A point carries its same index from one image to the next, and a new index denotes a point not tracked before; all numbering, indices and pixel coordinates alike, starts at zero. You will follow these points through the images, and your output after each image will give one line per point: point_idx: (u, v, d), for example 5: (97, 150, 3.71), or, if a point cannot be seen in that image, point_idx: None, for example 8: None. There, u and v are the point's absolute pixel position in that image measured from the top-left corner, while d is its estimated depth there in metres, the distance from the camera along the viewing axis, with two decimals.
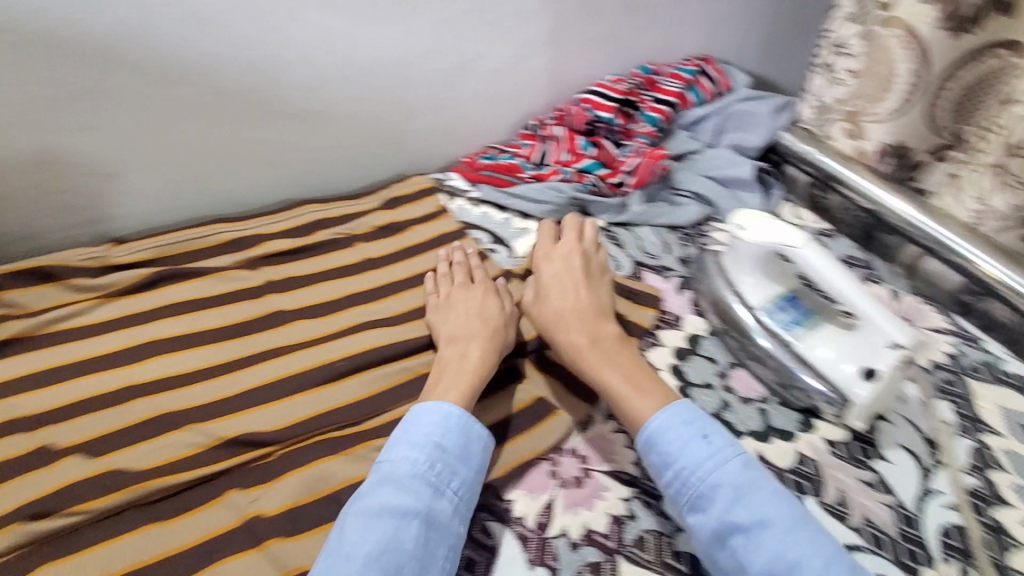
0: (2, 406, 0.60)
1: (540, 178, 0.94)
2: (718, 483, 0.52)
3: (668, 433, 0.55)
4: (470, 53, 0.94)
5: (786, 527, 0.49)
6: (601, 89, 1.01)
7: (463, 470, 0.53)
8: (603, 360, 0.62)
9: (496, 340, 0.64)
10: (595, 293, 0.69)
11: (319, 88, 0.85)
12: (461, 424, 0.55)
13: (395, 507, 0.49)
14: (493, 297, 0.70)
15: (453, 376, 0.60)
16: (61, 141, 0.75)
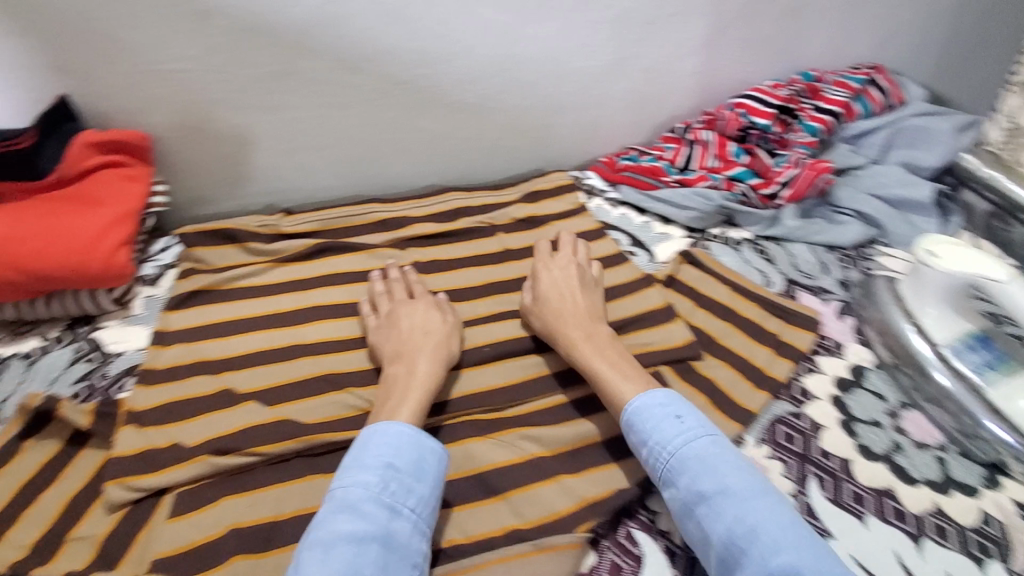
0: (193, 348, 0.67)
1: (686, 183, 0.91)
2: (687, 457, 0.51)
3: (644, 411, 0.55)
4: (625, 52, 0.92)
5: (749, 496, 0.48)
6: (759, 94, 0.96)
7: (420, 487, 0.50)
8: (594, 352, 0.61)
9: (442, 358, 0.61)
10: (591, 302, 0.68)
11: (475, 80, 0.88)
12: (412, 441, 0.52)
13: (351, 534, 0.45)
14: (433, 311, 0.67)
15: (400, 392, 0.57)
16: (250, 118, 0.83)
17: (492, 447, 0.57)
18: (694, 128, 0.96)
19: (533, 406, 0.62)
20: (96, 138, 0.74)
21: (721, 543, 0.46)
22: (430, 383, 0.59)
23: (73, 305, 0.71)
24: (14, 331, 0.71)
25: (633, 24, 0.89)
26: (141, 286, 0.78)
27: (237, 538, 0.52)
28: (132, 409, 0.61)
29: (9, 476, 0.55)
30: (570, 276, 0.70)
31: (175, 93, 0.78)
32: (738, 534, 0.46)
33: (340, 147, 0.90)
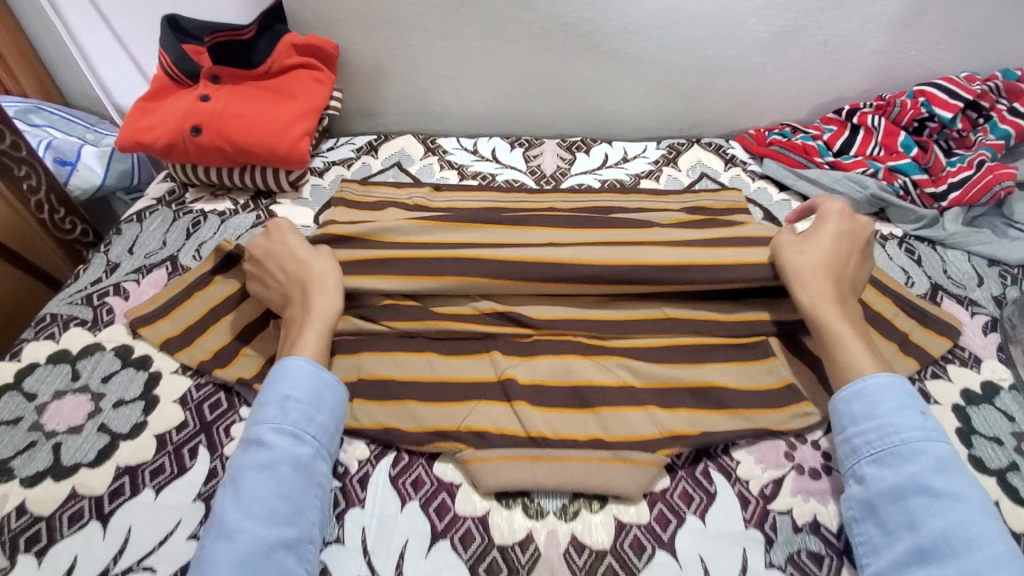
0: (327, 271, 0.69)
1: (839, 167, 0.86)
2: (922, 450, 0.48)
3: (884, 391, 0.51)
4: (802, 20, 0.88)
5: (980, 510, 0.44)
6: (949, 83, 0.86)
7: (321, 415, 0.53)
8: (847, 322, 0.56)
9: (323, 292, 0.60)
10: (856, 271, 0.61)
11: (638, 31, 0.89)
12: (309, 374, 0.54)
13: (259, 462, 0.49)
14: (295, 236, 0.65)
15: (297, 333, 0.58)
16: (426, 42, 0.92)
17: (590, 367, 0.61)
18: (863, 112, 0.90)
19: (636, 341, 0.64)
20: (298, 41, 0.85)
21: (931, 535, 0.43)
22: (330, 310, 0.59)
23: (259, 179, 0.84)
24: (214, 193, 0.86)
25: None
26: (311, 175, 0.90)
27: (363, 386, 0.60)
28: None
29: (201, 299, 0.68)
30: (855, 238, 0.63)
31: (367, 9, 0.88)
32: (954, 534, 0.43)
33: (496, 81, 0.97)
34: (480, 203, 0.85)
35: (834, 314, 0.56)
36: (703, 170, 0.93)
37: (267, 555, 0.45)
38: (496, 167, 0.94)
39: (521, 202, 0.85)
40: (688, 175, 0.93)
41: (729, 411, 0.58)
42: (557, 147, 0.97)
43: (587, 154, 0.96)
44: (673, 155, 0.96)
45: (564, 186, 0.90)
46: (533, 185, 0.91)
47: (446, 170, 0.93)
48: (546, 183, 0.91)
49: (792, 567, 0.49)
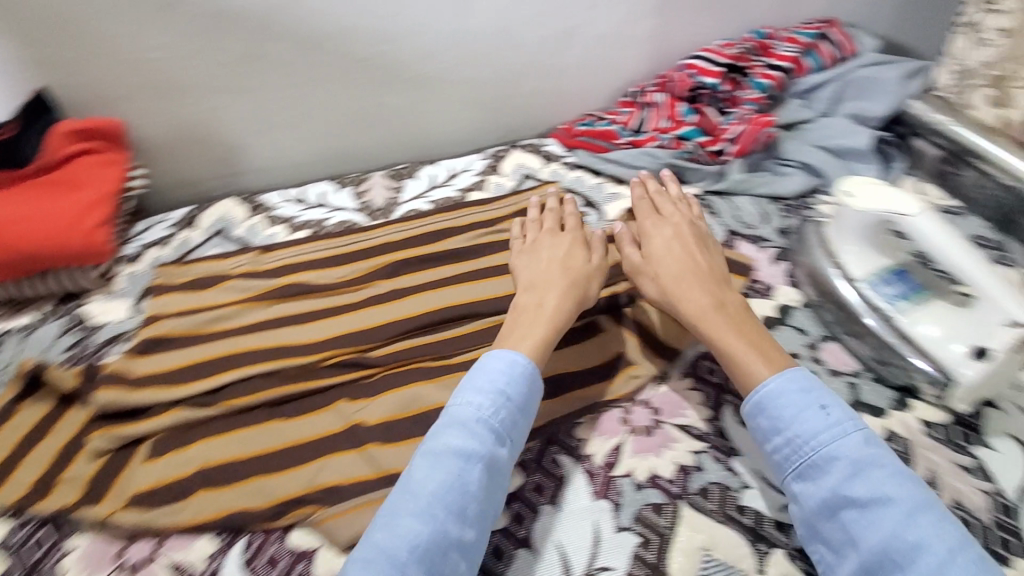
0: (162, 359, 0.67)
1: (636, 144, 0.96)
2: (835, 455, 0.48)
3: (780, 397, 0.51)
4: (576, 19, 0.97)
5: (911, 510, 0.45)
6: (708, 54, 1.00)
7: (522, 419, 0.54)
8: (726, 326, 0.58)
9: (571, 293, 0.64)
10: (712, 262, 0.65)
11: (433, 54, 0.93)
12: (525, 375, 0.55)
13: (460, 450, 0.50)
14: (579, 248, 0.70)
15: (528, 324, 0.61)
16: (223, 103, 0.89)
17: (436, 390, 0.62)
18: (648, 91, 1.01)
19: (475, 353, 0.67)
20: (74, 127, 0.79)
21: (872, 553, 0.44)
22: (562, 321, 0.62)
23: (64, 282, 0.78)
24: (13, 308, 0.78)
25: None
26: (123, 263, 0.84)
27: (205, 476, 0.57)
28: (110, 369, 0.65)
29: (11, 429, 0.62)
30: (694, 237, 0.69)
31: (150, 82, 0.84)
32: (892, 547, 0.44)
33: (308, 127, 0.96)
34: (313, 251, 0.83)
35: (715, 331, 0.58)
36: (525, 171, 0.99)
37: (442, 552, 0.46)
38: (325, 213, 0.93)
39: (354, 241, 0.85)
40: (513, 178, 0.97)
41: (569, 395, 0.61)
42: (384, 178, 0.98)
43: (415, 178, 0.98)
44: (496, 163, 1.01)
45: (395, 216, 0.91)
46: (365, 221, 0.91)
47: (274, 226, 0.91)
48: (377, 216, 0.92)
49: (641, 525, 0.52)
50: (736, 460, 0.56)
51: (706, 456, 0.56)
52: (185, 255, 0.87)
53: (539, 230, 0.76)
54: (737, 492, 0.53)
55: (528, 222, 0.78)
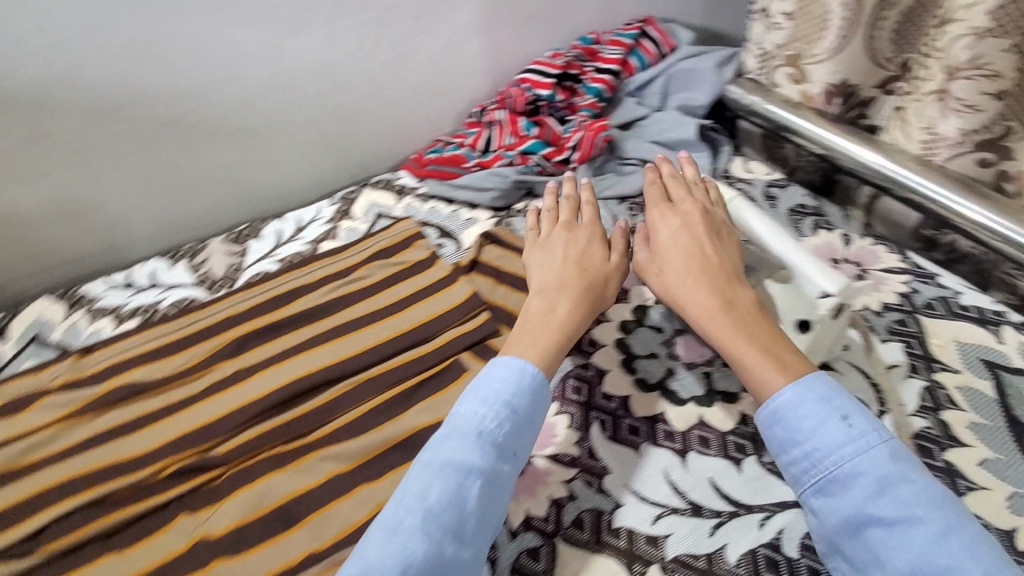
0: None
1: (484, 165, 0.94)
2: (857, 471, 0.47)
3: (798, 409, 0.50)
4: (401, 49, 0.94)
5: (942, 530, 0.43)
6: (539, 66, 1.00)
7: (526, 431, 0.54)
8: (734, 331, 0.56)
9: (586, 296, 0.65)
10: (725, 261, 0.62)
11: (252, 104, 0.88)
12: (532, 385, 0.55)
13: (461, 462, 0.50)
14: (598, 246, 0.70)
15: (540, 328, 0.61)
16: (16, 191, 0.79)
17: (287, 479, 0.58)
18: (489, 110, 1.01)
19: (331, 425, 0.63)
20: None
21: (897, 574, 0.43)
22: (572, 329, 0.62)
23: None
24: None
25: (399, 21, 0.91)
26: None
27: None
28: None
29: None
30: (705, 228, 0.65)
31: None
32: (920, 567, 0.42)
33: (128, 201, 0.87)
34: (146, 342, 0.75)
35: (729, 339, 0.56)
36: (379, 210, 0.94)
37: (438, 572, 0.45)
38: (158, 294, 0.84)
39: (193, 321, 0.77)
40: (366, 221, 0.93)
41: None
42: (223, 244, 0.90)
43: (259, 239, 0.90)
44: (347, 207, 0.95)
45: (239, 284, 0.84)
46: (205, 295, 0.83)
47: (99, 320, 0.81)
48: (219, 288, 0.84)
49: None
50: (607, 480, 0.55)
51: (578, 483, 0.55)
52: None
53: (592, 215, 0.75)
54: (611, 514, 0.53)
55: (555, 221, 0.75)
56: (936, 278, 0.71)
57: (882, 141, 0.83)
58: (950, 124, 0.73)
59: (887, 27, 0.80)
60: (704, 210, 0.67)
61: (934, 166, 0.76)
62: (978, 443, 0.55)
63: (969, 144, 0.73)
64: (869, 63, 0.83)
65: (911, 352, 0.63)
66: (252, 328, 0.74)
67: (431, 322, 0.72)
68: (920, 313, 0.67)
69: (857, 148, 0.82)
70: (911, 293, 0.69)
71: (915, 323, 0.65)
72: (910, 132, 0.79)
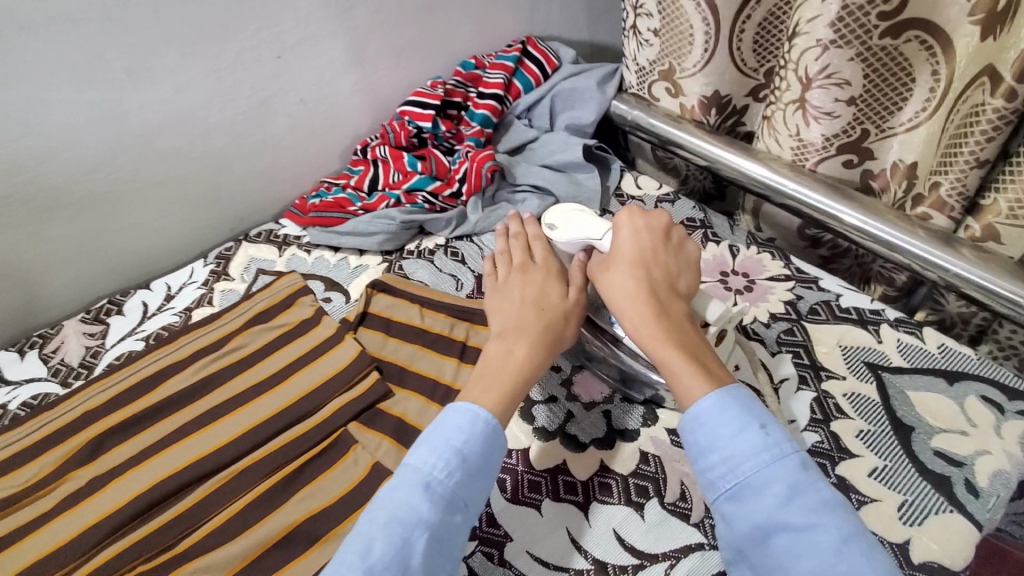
0: None
1: (370, 209, 0.89)
2: (773, 480, 0.44)
3: (720, 416, 0.47)
4: (267, 90, 0.89)
5: (841, 539, 0.42)
6: (419, 98, 0.95)
7: (480, 481, 0.49)
8: (668, 342, 0.53)
9: (545, 341, 0.57)
10: (677, 283, 0.58)
11: (96, 169, 0.80)
12: (487, 431, 0.50)
13: (405, 516, 0.45)
14: (556, 282, 0.62)
15: (493, 376, 0.55)
16: None
17: None
18: (373, 146, 0.97)
19: (204, 529, 0.57)
20: None
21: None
22: (530, 376, 0.55)
23: None
24: None
25: (257, 64, 0.85)
26: None
27: None
28: None
29: None
30: (660, 239, 0.61)
31: None
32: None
33: None
34: None
35: (667, 350, 0.52)
36: (259, 266, 0.87)
37: None
38: (7, 393, 0.74)
39: (40, 425, 0.67)
40: (244, 280, 0.85)
41: (319, 544, 0.55)
42: (80, 324, 0.80)
43: (122, 314, 0.82)
44: (223, 266, 0.88)
45: (97, 372, 0.74)
46: (61, 389, 0.74)
47: None
48: (76, 379, 0.74)
49: None
50: (508, 549, 0.52)
51: (477, 557, 0.52)
52: None
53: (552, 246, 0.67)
54: None
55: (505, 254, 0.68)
56: (817, 282, 0.72)
57: (758, 150, 0.84)
58: (813, 130, 0.76)
59: (748, 40, 0.82)
60: (665, 221, 0.62)
61: (805, 170, 0.79)
62: (866, 451, 0.56)
63: (832, 148, 0.76)
64: (736, 74, 0.86)
65: (800, 363, 0.63)
66: (111, 423, 0.66)
67: (316, 392, 0.67)
68: (805, 320, 0.68)
69: (734, 157, 0.83)
70: (796, 300, 0.70)
71: (801, 332, 0.66)
72: (780, 139, 0.81)
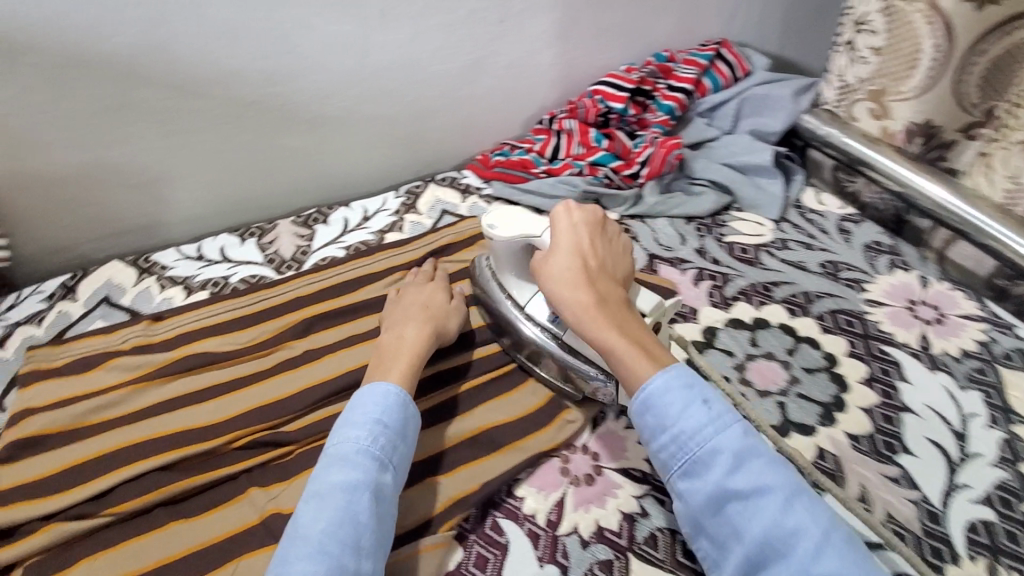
0: (36, 462, 0.58)
1: (552, 173, 0.94)
2: (717, 449, 0.47)
3: (665, 394, 0.49)
4: (482, 50, 0.94)
5: (786, 495, 0.45)
6: (613, 80, 0.99)
7: (403, 444, 0.54)
8: (610, 330, 0.53)
9: (430, 329, 0.64)
10: (608, 275, 0.58)
11: (329, 95, 0.87)
12: (399, 402, 0.55)
13: (344, 483, 0.49)
14: (440, 289, 0.71)
15: (391, 356, 0.60)
16: (88, 157, 0.78)
17: None
18: (559, 118, 1.00)
19: None
20: None
21: (755, 543, 0.44)
22: (421, 350, 0.61)
23: None
24: None
25: (481, 24, 0.91)
26: None
27: None
28: None
29: None
30: (593, 228, 0.61)
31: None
32: (773, 535, 0.44)
33: (201, 175, 0.87)
34: (213, 315, 0.75)
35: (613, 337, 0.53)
36: (444, 207, 0.95)
37: None
38: (227, 268, 0.85)
39: (258, 300, 0.77)
40: (430, 217, 0.94)
41: (502, 451, 0.58)
42: (291, 226, 0.91)
43: (327, 224, 0.92)
44: (412, 201, 0.97)
45: (306, 267, 0.85)
46: (274, 275, 0.84)
47: (168, 289, 0.82)
48: (288, 269, 0.85)
49: None
50: None
51: (649, 500, 0.55)
52: (63, 332, 0.76)
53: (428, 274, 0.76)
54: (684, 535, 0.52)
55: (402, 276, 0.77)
56: (1015, 328, 0.71)
57: (966, 186, 0.81)
58: None
59: (976, 73, 0.80)
60: (598, 212, 0.62)
61: (1016, 217, 0.75)
62: None
63: None
64: (954, 107, 0.83)
65: (991, 403, 0.63)
66: (321, 310, 0.75)
67: None
68: (998, 364, 0.67)
69: (939, 188, 0.81)
70: (989, 342, 0.69)
71: (994, 373, 0.66)
72: None
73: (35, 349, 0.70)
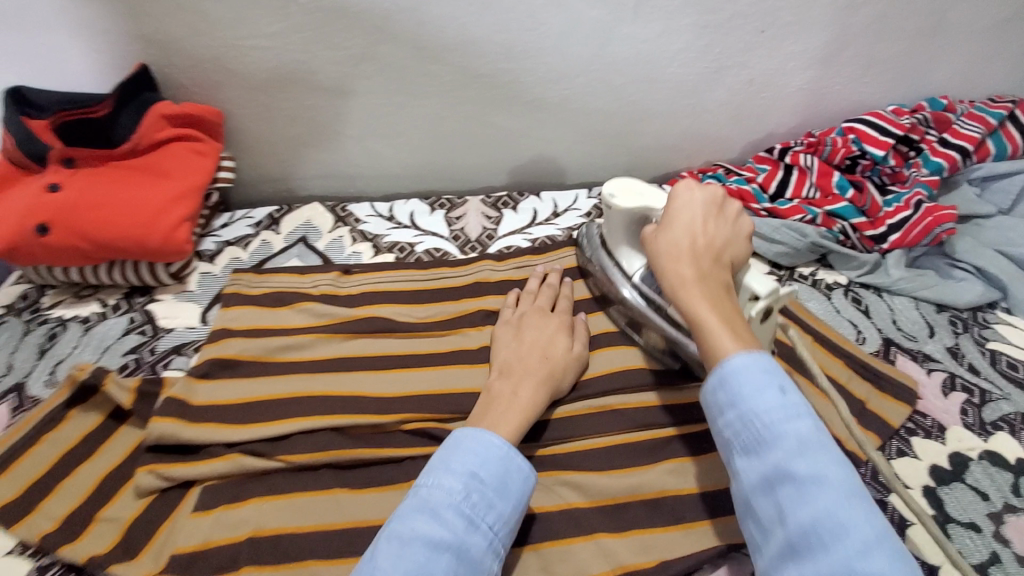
0: (223, 387, 0.60)
1: (776, 213, 0.81)
2: (783, 433, 0.39)
3: (743, 370, 0.42)
4: (728, 59, 0.84)
5: (851, 493, 0.36)
6: (877, 120, 0.84)
7: (501, 505, 0.46)
8: (704, 303, 0.48)
9: (544, 387, 0.57)
10: (717, 255, 0.52)
11: (556, 80, 0.82)
12: (501, 455, 0.48)
13: (427, 536, 0.42)
14: (562, 334, 0.63)
15: (500, 411, 0.54)
16: (321, 101, 0.80)
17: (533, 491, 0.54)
18: (795, 151, 0.86)
19: (575, 446, 0.58)
20: (170, 111, 0.73)
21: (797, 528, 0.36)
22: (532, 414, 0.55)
23: (131, 275, 0.73)
24: (78, 294, 0.74)
25: (739, 31, 0.81)
26: (199, 260, 0.79)
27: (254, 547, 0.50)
28: (189, 403, 0.58)
29: (52, 444, 0.56)
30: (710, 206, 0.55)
31: (250, 72, 0.76)
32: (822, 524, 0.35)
33: (413, 137, 0.86)
34: (397, 281, 0.74)
35: (706, 308, 0.47)
36: None
37: None
38: (415, 235, 0.84)
39: (442, 276, 0.75)
40: None
41: (685, 528, 0.52)
42: (481, 205, 0.89)
43: (515, 211, 0.88)
44: None
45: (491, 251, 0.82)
46: (457, 253, 0.82)
47: (359, 243, 0.83)
48: (471, 250, 0.83)
49: None
50: None
51: None
52: (262, 261, 0.80)
53: (550, 298, 0.68)
54: None
55: (524, 291, 0.70)
56: None
57: None
58: None
59: None
60: (720, 191, 0.56)
61: None
62: None
63: None
64: None
65: None
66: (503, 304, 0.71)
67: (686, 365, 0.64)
68: None
69: None
70: None
71: None
72: None
73: (242, 272, 0.74)
